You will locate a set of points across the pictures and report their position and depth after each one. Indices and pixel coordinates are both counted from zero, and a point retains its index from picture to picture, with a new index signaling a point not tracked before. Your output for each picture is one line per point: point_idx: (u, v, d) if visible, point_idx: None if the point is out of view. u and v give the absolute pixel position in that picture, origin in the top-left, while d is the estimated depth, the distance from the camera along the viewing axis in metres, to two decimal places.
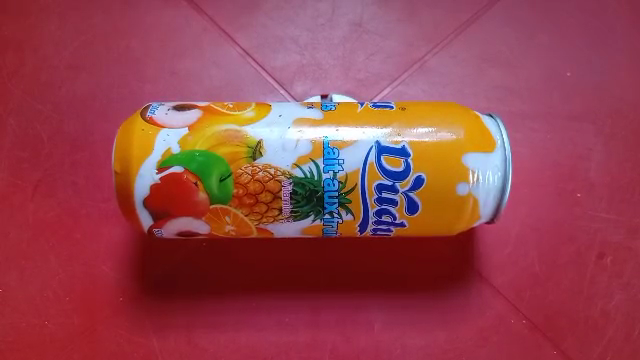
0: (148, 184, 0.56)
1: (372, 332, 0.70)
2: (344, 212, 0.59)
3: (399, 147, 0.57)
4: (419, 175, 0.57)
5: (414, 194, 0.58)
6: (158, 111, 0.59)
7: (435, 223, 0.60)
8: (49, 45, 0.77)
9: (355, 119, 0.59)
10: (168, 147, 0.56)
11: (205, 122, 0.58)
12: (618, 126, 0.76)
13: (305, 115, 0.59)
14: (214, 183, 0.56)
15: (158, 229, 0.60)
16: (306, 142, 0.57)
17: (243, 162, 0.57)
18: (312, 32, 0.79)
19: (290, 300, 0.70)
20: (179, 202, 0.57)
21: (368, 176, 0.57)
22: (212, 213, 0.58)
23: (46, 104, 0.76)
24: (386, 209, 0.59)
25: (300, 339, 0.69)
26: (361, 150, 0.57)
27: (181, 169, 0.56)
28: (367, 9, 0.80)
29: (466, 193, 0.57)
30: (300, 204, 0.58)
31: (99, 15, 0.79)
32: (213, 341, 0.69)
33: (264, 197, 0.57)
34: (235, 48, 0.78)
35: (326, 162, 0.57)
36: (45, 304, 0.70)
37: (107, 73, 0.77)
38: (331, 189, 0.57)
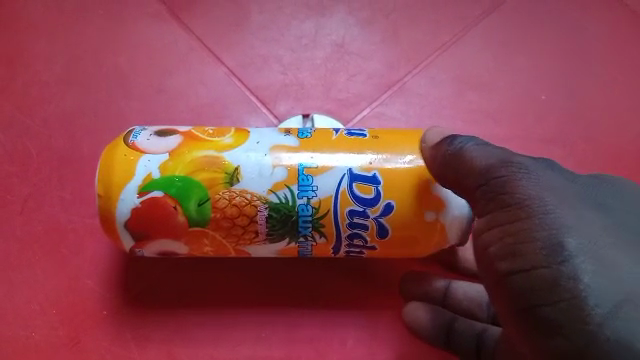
0: (129, 207, 0.59)
1: (344, 347, 0.72)
2: (317, 236, 0.62)
3: (370, 174, 0.60)
4: (389, 202, 0.60)
5: (385, 220, 0.60)
6: (140, 136, 0.61)
7: (406, 248, 0.63)
8: (40, 62, 0.80)
9: (331, 146, 0.61)
10: (149, 171, 0.59)
11: (185, 147, 0.60)
12: (589, 150, 0.79)
13: (281, 141, 0.62)
14: (193, 207, 0.59)
15: (140, 251, 0.62)
16: (281, 168, 0.60)
17: (221, 187, 0.59)
18: (295, 52, 0.82)
19: (268, 317, 0.73)
20: (160, 224, 0.60)
21: (340, 202, 0.60)
22: (190, 236, 0.61)
23: (36, 120, 0.78)
24: (357, 233, 0.61)
25: (276, 354, 0.72)
26: (335, 177, 0.60)
27: (160, 193, 0.59)
28: (350, 30, 0.82)
29: (434, 219, 0.60)
30: (276, 228, 0.61)
31: (89, 33, 0.81)
32: (191, 355, 0.72)
33: (241, 221, 0.60)
34: (220, 67, 0.81)
35: (300, 188, 0.60)
36: (31, 316, 0.73)
37: (95, 90, 0.79)
38: (305, 214, 0.60)
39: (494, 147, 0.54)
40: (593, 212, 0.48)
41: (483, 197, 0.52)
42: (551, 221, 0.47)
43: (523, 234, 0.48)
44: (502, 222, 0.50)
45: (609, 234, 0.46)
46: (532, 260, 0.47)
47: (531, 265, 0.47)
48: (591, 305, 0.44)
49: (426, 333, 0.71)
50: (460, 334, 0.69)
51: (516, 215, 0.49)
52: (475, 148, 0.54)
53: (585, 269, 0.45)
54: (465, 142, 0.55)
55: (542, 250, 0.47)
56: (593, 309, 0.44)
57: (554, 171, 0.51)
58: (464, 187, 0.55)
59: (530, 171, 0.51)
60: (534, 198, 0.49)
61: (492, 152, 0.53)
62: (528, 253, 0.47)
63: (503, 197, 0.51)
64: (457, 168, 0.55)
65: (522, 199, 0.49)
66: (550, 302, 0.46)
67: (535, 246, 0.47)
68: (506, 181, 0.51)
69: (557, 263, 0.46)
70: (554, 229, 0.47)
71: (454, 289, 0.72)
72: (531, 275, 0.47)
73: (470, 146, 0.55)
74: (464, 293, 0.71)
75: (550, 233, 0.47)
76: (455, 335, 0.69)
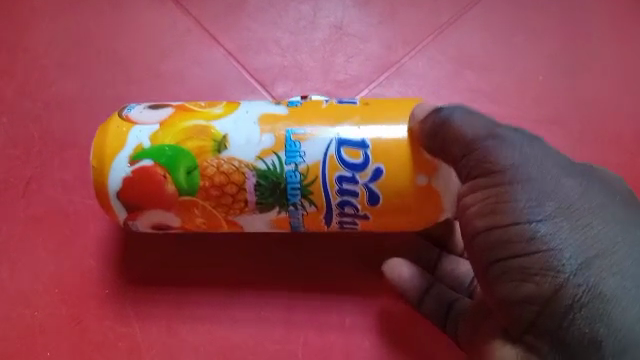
0: (121, 176, 0.62)
1: (341, 325, 0.73)
2: (307, 204, 0.63)
3: (357, 139, 0.61)
4: (378, 167, 0.61)
5: (374, 185, 0.61)
6: (134, 110, 0.65)
7: (400, 218, 0.63)
8: (41, 47, 0.81)
9: (318, 115, 0.63)
10: (139, 142, 0.62)
11: (176, 118, 0.63)
12: (586, 130, 0.80)
13: (268, 110, 0.64)
14: (182, 176, 0.62)
15: (132, 223, 0.65)
16: (269, 136, 0.62)
17: (210, 154, 0.62)
18: (293, 34, 0.82)
19: (267, 296, 0.74)
20: (150, 195, 0.62)
21: (329, 167, 0.61)
22: (181, 206, 0.63)
23: (37, 104, 0.79)
24: (348, 201, 0.62)
25: (276, 331, 0.73)
26: (321, 144, 0.62)
27: (151, 162, 0.61)
28: (348, 11, 0.83)
29: (427, 184, 0.61)
30: (264, 196, 0.62)
31: (88, 17, 0.82)
32: (192, 333, 0.73)
33: (230, 189, 0.62)
34: (219, 49, 0.81)
35: (288, 154, 0.62)
36: (35, 296, 0.74)
37: (95, 73, 0.80)
38: (293, 181, 0.62)
39: (473, 113, 0.56)
40: (573, 177, 0.51)
41: (465, 164, 0.55)
42: (533, 186, 0.51)
43: (505, 195, 0.52)
44: (484, 186, 0.53)
45: (589, 199, 0.50)
46: (512, 217, 0.51)
47: (510, 223, 0.51)
48: (565, 258, 0.49)
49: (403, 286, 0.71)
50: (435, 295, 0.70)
51: (499, 180, 0.52)
52: (457, 114, 0.56)
53: (562, 227, 0.49)
54: (446, 110, 0.57)
55: (524, 210, 0.51)
56: (567, 260, 0.49)
57: (537, 140, 0.53)
58: (446, 154, 0.57)
59: (511, 138, 0.53)
60: (518, 166, 0.52)
61: (474, 120, 0.55)
62: (509, 213, 0.51)
63: (485, 163, 0.53)
64: (440, 136, 0.57)
65: (505, 166, 0.52)
66: (527, 255, 0.51)
67: (516, 208, 0.51)
68: (487, 148, 0.53)
69: (536, 222, 0.50)
70: (536, 194, 0.51)
71: (446, 262, 0.73)
72: (509, 231, 0.51)
73: (449, 114, 0.56)
74: (452, 269, 0.73)
75: (532, 197, 0.51)
76: (430, 298, 0.70)
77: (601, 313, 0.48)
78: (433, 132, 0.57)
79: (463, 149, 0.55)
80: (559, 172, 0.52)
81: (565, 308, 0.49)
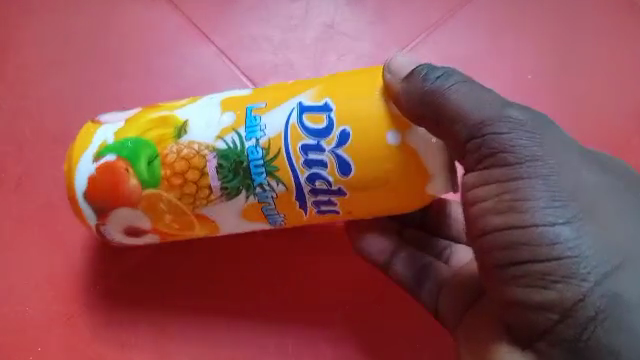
0: (86, 176, 0.63)
1: (329, 321, 0.75)
2: (274, 183, 0.60)
3: (321, 104, 0.60)
4: (344, 130, 0.59)
5: (342, 151, 0.59)
6: (106, 115, 0.67)
7: (380, 193, 0.60)
8: (33, 44, 0.82)
9: (282, 89, 0.62)
10: (104, 139, 0.63)
11: (140, 114, 0.64)
12: (575, 128, 0.80)
13: (233, 95, 0.63)
14: (143, 167, 0.61)
15: (104, 228, 0.65)
16: (230, 117, 0.62)
17: (170, 141, 0.62)
18: (285, 32, 0.83)
19: (256, 294, 0.75)
20: (114, 194, 0.62)
21: (291, 138, 0.60)
22: (146, 203, 0.62)
23: (29, 101, 0.80)
24: (317, 173, 0.60)
25: (265, 328, 0.74)
26: (281, 116, 0.60)
27: (113, 158, 0.62)
28: (340, 11, 0.84)
29: (399, 141, 0.58)
30: (228, 179, 0.61)
31: (81, 16, 0.83)
32: (183, 329, 0.74)
33: (191, 175, 0.61)
34: (211, 46, 0.82)
35: (248, 130, 0.61)
36: (27, 291, 0.75)
37: (88, 71, 0.81)
38: (256, 158, 0.60)
39: (476, 90, 0.55)
40: (588, 174, 0.53)
41: (475, 151, 0.55)
42: (552, 183, 0.52)
43: (522, 193, 0.52)
44: (498, 178, 0.53)
45: (603, 198, 0.52)
46: (531, 218, 0.52)
47: (528, 225, 0.52)
48: (588, 266, 0.50)
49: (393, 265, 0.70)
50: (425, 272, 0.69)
51: (515, 173, 0.53)
52: (461, 93, 0.55)
53: (585, 233, 0.51)
54: (447, 85, 0.55)
55: (545, 212, 0.51)
56: (590, 268, 0.50)
57: (546, 126, 0.54)
58: (444, 129, 0.56)
59: (523, 124, 0.53)
60: (536, 161, 0.52)
61: (481, 101, 0.54)
62: (527, 213, 0.52)
63: (499, 153, 0.53)
64: (437, 112, 0.55)
65: (522, 158, 0.53)
66: (546, 260, 0.51)
67: (534, 208, 0.52)
68: (500, 135, 0.53)
69: (558, 225, 0.51)
70: (555, 191, 0.52)
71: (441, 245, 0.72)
72: (527, 233, 0.51)
73: (452, 92, 0.55)
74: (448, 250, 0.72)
75: (553, 197, 0.52)
76: (418, 274, 0.69)
77: (621, 324, 0.50)
78: (430, 105, 0.55)
79: (472, 134, 0.55)
80: (576, 166, 0.53)
81: (586, 318, 0.50)
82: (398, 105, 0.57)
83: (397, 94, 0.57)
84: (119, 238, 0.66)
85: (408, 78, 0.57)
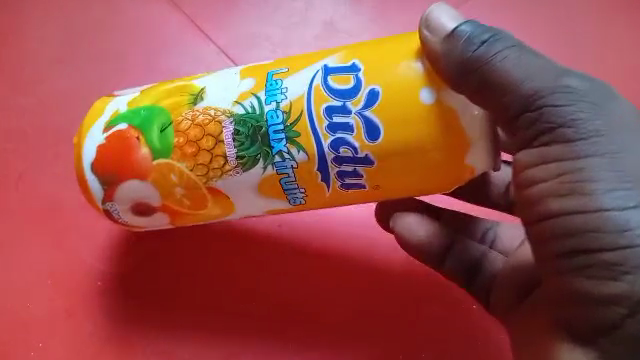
0: (95, 144, 0.63)
1: (331, 318, 0.73)
2: (295, 151, 0.58)
3: (347, 65, 0.58)
4: (373, 89, 0.56)
5: (369, 113, 0.56)
6: (122, 92, 0.67)
7: (413, 163, 0.56)
8: (33, 41, 0.82)
9: (304, 57, 0.61)
10: (116, 109, 0.64)
11: (158, 87, 0.64)
12: None
13: (254, 66, 0.63)
14: (155, 134, 0.61)
15: (111, 204, 0.64)
16: (247, 83, 0.61)
17: (185, 108, 0.61)
18: (285, 30, 0.83)
19: (258, 289, 0.75)
20: (124, 163, 0.62)
21: (315, 100, 0.58)
22: (157, 174, 0.61)
23: (29, 97, 0.80)
24: (341, 138, 0.57)
25: (264, 323, 0.73)
26: (304, 81, 0.59)
27: (125, 126, 0.62)
28: (339, 9, 0.84)
29: (432, 100, 0.54)
30: (245, 146, 0.59)
31: (81, 12, 0.83)
32: (182, 325, 0.73)
33: (207, 142, 0.60)
34: (211, 45, 0.82)
35: (268, 94, 0.59)
36: (28, 287, 0.74)
37: (89, 67, 0.81)
38: (275, 123, 0.58)
39: (529, 58, 0.51)
40: None
41: (528, 126, 0.51)
42: (618, 163, 0.48)
43: (586, 174, 0.49)
44: (557, 156, 0.50)
45: None
46: (597, 203, 0.48)
47: (596, 210, 0.48)
48: None
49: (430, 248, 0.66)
50: (463, 256, 0.66)
51: (576, 151, 0.49)
52: (511, 60, 0.51)
53: None
54: (495, 53, 0.51)
55: (611, 195, 0.48)
56: None
57: (604, 96, 0.50)
58: (489, 100, 0.52)
59: (583, 94, 0.50)
60: (598, 137, 0.49)
61: (534, 69, 0.51)
62: (593, 197, 0.48)
63: (557, 128, 0.50)
64: (483, 81, 0.51)
65: (583, 134, 0.49)
66: (614, 248, 0.47)
67: (601, 191, 0.48)
68: (557, 107, 0.50)
69: (627, 210, 0.47)
70: (620, 173, 0.48)
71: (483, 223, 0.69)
72: (595, 219, 0.48)
73: (500, 61, 0.51)
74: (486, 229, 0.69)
75: (620, 178, 0.48)
76: (455, 259, 0.66)
77: None
78: (476, 73, 0.51)
79: (524, 107, 0.51)
80: None
81: None
82: (436, 66, 0.54)
83: (434, 58, 0.54)
84: (127, 218, 0.65)
85: (449, 40, 0.53)
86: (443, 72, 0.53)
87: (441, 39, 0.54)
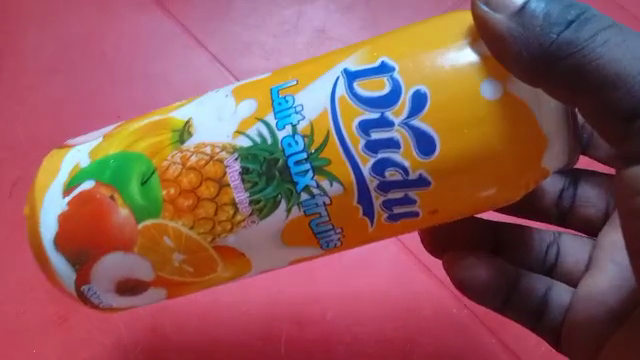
0: (56, 214, 0.53)
1: (323, 319, 0.75)
2: (326, 184, 0.48)
3: (376, 65, 0.48)
4: (419, 90, 0.46)
5: (416, 121, 0.46)
6: (79, 138, 0.58)
7: (486, 174, 0.47)
8: (29, 49, 0.82)
9: (313, 64, 0.51)
10: (76, 164, 0.54)
11: (126, 126, 0.55)
12: None
13: (251, 81, 0.53)
14: (136, 189, 0.52)
15: (88, 287, 0.55)
16: (247, 107, 0.50)
17: (170, 150, 0.52)
18: (277, 37, 0.84)
19: (252, 294, 0.76)
20: (94, 232, 0.52)
21: (342, 116, 0.48)
22: (146, 237, 0.52)
23: (24, 105, 0.80)
24: (386, 159, 0.47)
25: (257, 329, 0.75)
26: (323, 93, 0.48)
27: (93, 183, 0.53)
28: (331, 17, 0.85)
29: (497, 93, 0.45)
30: (259, 186, 0.49)
31: (76, 21, 0.83)
32: (176, 331, 0.75)
33: (209, 188, 0.50)
34: (205, 54, 0.83)
35: (280, 116, 0.49)
36: (22, 293, 0.75)
37: (83, 75, 0.82)
38: (296, 152, 0.48)
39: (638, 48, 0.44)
40: None
41: None
42: None
43: None
44: None
45: None
46: None
47: None
48: None
49: (488, 294, 0.60)
50: (523, 301, 0.62)
51: None
52: (613, 45, 0.43)
53: None
54: (589, 37, 0.43)
55: None
56: None
57: None
58: (586, 92, 0.44)
59: None
60: None
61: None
62: None
63: None
64: (581, 78, 0.43)
65: None
66: None
67: None
68: None
69: None
70: None
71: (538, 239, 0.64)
72: None
73: (599, 46, 0.43)
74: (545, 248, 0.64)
75: None
76: (515, 303, 0.62)
77: None
78: (566, 62, 0.43)
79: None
80: None
81: None
82: (500, 56, 0.44)
83: (494, 42, 0.44)
84: (111, 301, 0.56)
85: (523, 20, 0.44)
86: (507, 63, 0.44)
87: (511, 17, 0.44)
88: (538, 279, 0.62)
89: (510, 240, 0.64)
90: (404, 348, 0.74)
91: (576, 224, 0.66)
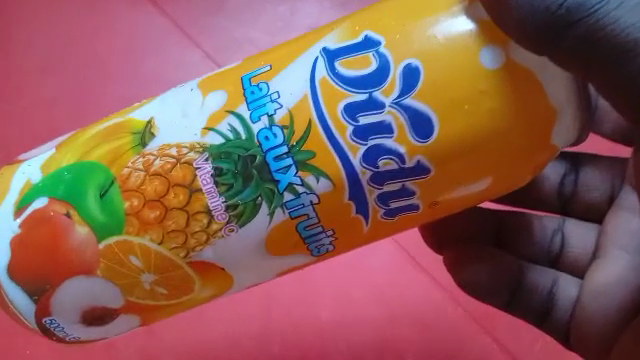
0: (7, 237, 0.49)
1: (319, 318, 0.73)
2: (311, 180, 0.45)
3: (358, 41, 0.45)
4: (409, 65, 0.43)
5: (409, 100, 0.43)
6: (28, 152, 0.55)
7: (492, 152, 0.44)
8: (18, 47, 0.80)
9: (286, 47, 0.48)
10: (27, 179, 0.50)
11: (81, 132, 0.51)
12: None
13: (217, 73, 0.50)
14: (93, 201, 0.48)
15: (50, 319, 0.51)
16: (213, 104, 0.47)
17: (130, 155, 0.48)
18: (270, 34, 0.82)
19: (248, 293, 0.73)
20: (51, 255, 0.49)
21: (324, 100, 0.45)
22: (111, 258, 0.48)
23: (14, 105, 0.79)
24: (377, 146, 0.44)
25: (252, 329, 0.72)
26: (298, 79, 0.46)
27: (46, 200, 0.49)
28: (325, 13, 0.83)
29: (498, 62, 0.42)
30: (236, 189, 0.46)
31: (66, 17, 0.81)
32: (169, 332, 0.72)
33: (178, 194, 0.47)
34: (197, 51, 0.81)
35: (255, 107, 0.46)
36: None
37: (72, 73, 0.79)
38: (275, 145, 0.45)
39: None
40: None
41: None
42: None
43: None
44: None
45: None
46: None
47: None
48: None
49: (491, 293, 0.58)
50: (528, 299, 0.59)
51: None
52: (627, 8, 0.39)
53: None
54: None
55: None
56: None
57: None
58: (598, 64, 0.40)
59: None
60: None
61: None
62: None
63: None
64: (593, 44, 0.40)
65: None
66: None
67: None
68: None
69: None
70: None
71: (542, 228, 0.62)
72: None
73: (613, 9, 0.39)
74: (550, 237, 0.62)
75: None
76: (521, 301, 0.59)
77: None
78: (577, 27, 0.39)
79: None
80: None
81: None
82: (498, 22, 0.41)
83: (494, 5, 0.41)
84: (76, 333, 0.52)
85: None
86: (507, 29, 0.41)
87: None
88: (542, 274, 0.60)
89: (511, 233, 0.61)
90: (399, 349, 0.72)
91: (579, 212, 0.63)
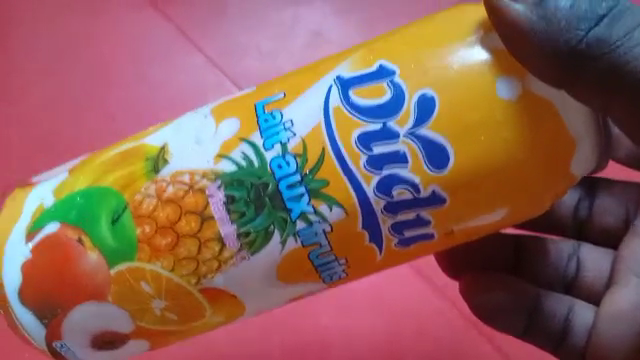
0: (20, 262, 0.50)
1: (319, 325, 0.73)
2: (324, 209, 0.45)
3: (373, 70, 0.45)
4: (426, 95, 0.44)
5: (425, 130, 0.44)
6: (43, 174, 0.55)
7: (509, 180, 0.44)
8: (21, 51, 0.80)
9: (300, 75, 0.48)
10: (40, 203, 0.51)
11: (94, 156, 0.52)
12: None
13: (230, 99, 0.50)
14: (105, 227, 0.48)
15: (61, 343, 0.52)
16: (226, 130, 0.48)
17: (142, 180, 0.48)
18: (272, 40, 0.81)
19: None
20: (62, 279, 0.49)
21: (338, 128, 0.45)
22: (122, 283, 0.49)
23: (16, 108, 0.78)
24: (391, 175, 0.44)
25: (252, 335, 0.72)
26: (311, 108, 0.46)
27: (58, 225, 0.49)
28: (327, 19, 0.82)
29: (515, 92, 0.43)
30: (248, 216, 0.46)
31: (69, 21, 0.81)
32: None
33: (192, 220, 0.47)
34: (199, 56, 0.81)
35: (268, 134, 0.46)
36: None
37: (75, 77, 0.79)
38: (288, 173, 0.45)
39: None
40: None
41: None
42: None
43: None
44: None
45: None
46: None
47: None
48: None
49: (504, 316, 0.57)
50: (544, 326, 0.57)
51: None
52: None
53: None
54: (622, 34, 0.41)
55: None
56: None
57: None
58: (614, 94, 0.42)
59: None
60: None
61: None
62: None
63: None
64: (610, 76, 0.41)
65: None
66: None
67: None
68: None
69: None
70: None
71: (557, 251, 0.60)
72: None
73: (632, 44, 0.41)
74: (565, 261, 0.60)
75: None
76: (536, 327, 0.57)
77: None
78: (596, 62, 0.41)
79: None
80: None
81: None
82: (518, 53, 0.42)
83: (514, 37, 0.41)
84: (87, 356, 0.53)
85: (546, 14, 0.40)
86: (525, 60, 0.42)
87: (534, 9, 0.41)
88: (559, 300, 0.57)
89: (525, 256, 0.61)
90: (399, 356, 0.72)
91: (594, 236, 0.62)
